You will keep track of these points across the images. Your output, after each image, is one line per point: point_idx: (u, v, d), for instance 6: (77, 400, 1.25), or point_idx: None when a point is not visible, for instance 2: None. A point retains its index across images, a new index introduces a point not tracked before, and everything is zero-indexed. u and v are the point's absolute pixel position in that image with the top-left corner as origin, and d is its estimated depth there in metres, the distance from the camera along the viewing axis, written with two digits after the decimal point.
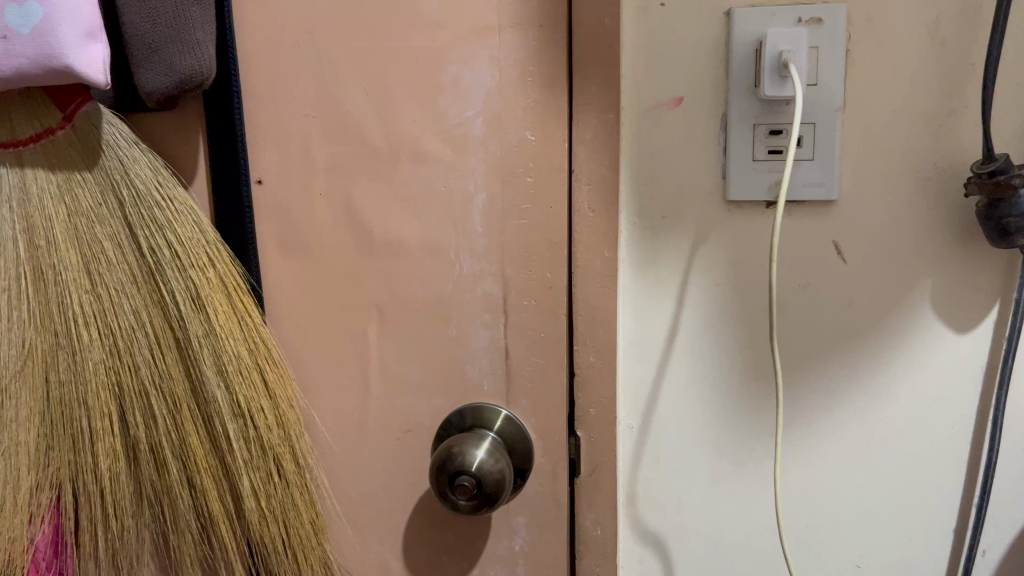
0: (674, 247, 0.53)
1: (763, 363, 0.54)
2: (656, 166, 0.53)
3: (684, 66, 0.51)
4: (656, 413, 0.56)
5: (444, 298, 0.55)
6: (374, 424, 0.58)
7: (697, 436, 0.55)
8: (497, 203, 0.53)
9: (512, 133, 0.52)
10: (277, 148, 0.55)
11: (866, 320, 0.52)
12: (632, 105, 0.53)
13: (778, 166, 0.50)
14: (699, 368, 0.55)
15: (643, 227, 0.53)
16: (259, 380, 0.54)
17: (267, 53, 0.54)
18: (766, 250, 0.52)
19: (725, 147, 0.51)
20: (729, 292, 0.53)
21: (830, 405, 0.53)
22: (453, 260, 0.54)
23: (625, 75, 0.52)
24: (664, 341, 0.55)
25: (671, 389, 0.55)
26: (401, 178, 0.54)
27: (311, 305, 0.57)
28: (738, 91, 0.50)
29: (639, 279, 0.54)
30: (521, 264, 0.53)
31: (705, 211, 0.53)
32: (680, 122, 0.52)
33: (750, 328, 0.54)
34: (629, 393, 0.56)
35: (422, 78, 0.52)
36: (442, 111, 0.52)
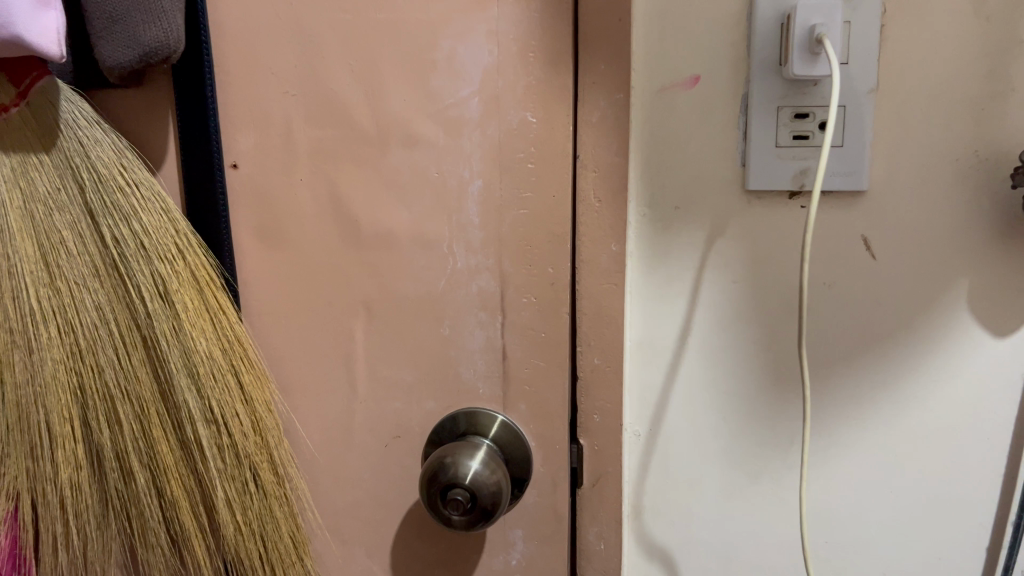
0: (687, 241, 0.49)
1: (783, 367, 0.49)
2: (668, 152, 0.48)
3: (702, 43, 0.47)
4: (665, 420, 0.51)
5: (437, 294, 0.51)
6: (361, 428, 0.53)
7: (709, 445, 0.51)
8: (495, 191, 0.49)
9: (511, 115, 0.48)
10: (255, 131, 0.50)
11: (895, 323, 0.48)
12: (643, 85, 0.48)
13: (804, 153, 0.46)
14: (712, 373, 0.50)
15: (653, 218, 0.49)
16: (234, 382, 0.49)
17: (244, 23, 0.49)
18: (789, 244, 0.48)
19: (746, 132, 0.47)
20: (748, 290, 0.49)
21: (855, 414, 0.49)
22: (447, 253, 0.50)
23: (636, 52, 0.48)
24: (675, 342, 0.50)
25: (682, 395, 0.51)
26: (392, 163, 0.49)
27: (292, 300, 0.52)
28: (760, 70, 0.45)
29: (648, 275, 0.50)
30: (521, 258, 0.49)
31: (722, 201, 0.48)
32: (696, 104, 0.47)
33: (769, 329, 0.49)
34: (636, 398, 0.52)
35: (413, 54, 0.48)
36: (435, 91, 0.48)
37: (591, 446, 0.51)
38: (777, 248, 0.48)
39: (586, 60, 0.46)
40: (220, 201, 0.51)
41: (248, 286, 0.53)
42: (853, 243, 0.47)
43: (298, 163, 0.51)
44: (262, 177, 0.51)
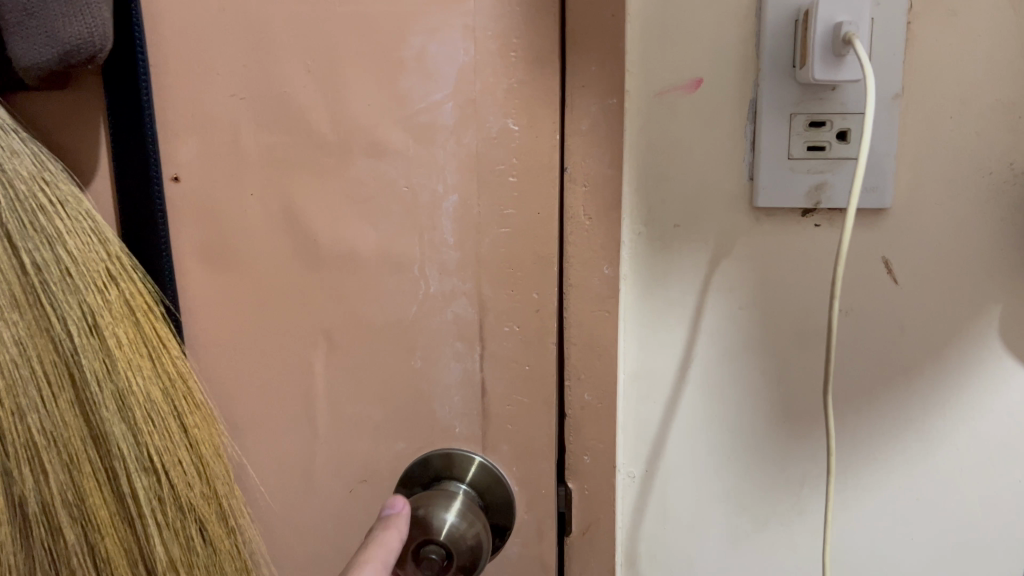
0: (687, 264, 0.44)
1: (794, 401, 0.45)
2: (666, 164, 0.43)
3: (705, 41, 0.42)
4: (662, 461, 0.47)
5: (409, 323, 0.46)
6: (322, 470, 0.48)
7: (712, 488, 0.47)
8: (471, 208, 0.44)
9: (490, 122, 0.42)
10: (200, 138, 0.45)
11: (919, 353, 0.43)
12: (639, 88, 0.43)
13: (819, 165, 0.41)
14: (716, 408, 0.45)
15: (651, 238, 0.44)
16: (175, 423, 0.45)
17: (185, 17, 0.43)
18: (801, 265, 0.43)
19: (755, 142, 0.42)
20: (756, 317, 0.44)
21: (876, 453, 0.44)
22: (419, 276, 0.45)
23: (631, 51, 0.42)
24: (675, 375, 0.45)
25: (683, 434, 0.46)
26: (355, 174, 0.44)
27: (247, 327, 0.47)
28: (772, 71, 0.40)
29: (644, 301, 0.45)
30: (502, 283, 0.44)
31: (729, 218, 0.43)
32: (700, 110, 0.42)
33: (780, 359, 0.45)
34: (631, 436, 0.47)
35: (379, 52, 0.42)
36: (404, 93, 0.43)
37: (582, 490, 0.46)
38: (788, 270, 0.43)
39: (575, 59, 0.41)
40: (158, 219, 0.45)
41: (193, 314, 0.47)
42: (874, 266, 0.42)
43: (249, 175, 0.45)
44: (209, 190, 0.46)
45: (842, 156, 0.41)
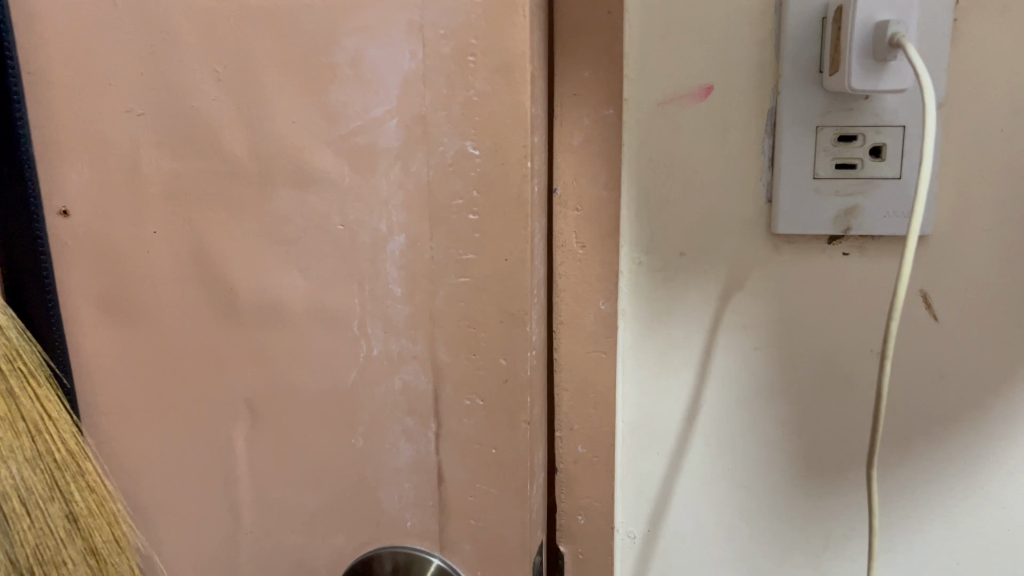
0: (693, 311, 0.43)
1: (821, 447, 0.43)
2: (672, 194, 0.42)
3: (713, 43, 0.40)
4: (668, 517, 0.46)
5: (346, 392, 0.39)
6: (249, 560, 0.44)
7: (725, 540, 0.46)
8: (423, 252, 0.36)
9: (444, 144, 0.34)
10: (92, 165, 0.41)
11: (957, 402, 0.40)
12: (644, 98, 0.41)
13: (849, 186, 0.39)
14: (728, 456, 0.44)
15: (651, 286, 0.43)
16: (56, 510, 0.44)
17: (77, 20, 0.39)
18: (823, 305, 0.41)
19: (774, 161, 0.40)
20: (773, 359, 0.43)
21: (910, 513, 0.42)
22: (359, 335, 0.38)
23: (628, 57, 0.40)
24: (682, 417, 0.44)
25: (694, 480, 0.45)
26: (278, 209, 0.38)
27: (174, 384, 0.43)
28: (794, 81, 0.38)
29: (643, 352, 0.44)
30: (460, 348, 0.36)
31: (742, 247, 0.42)
32: (705, 122, 0.40)
33: (804, 405, 0.43)
34: (632, 491, 0.46)
35: (302, 57, 0.36)
36: (337, 108, 0.36)
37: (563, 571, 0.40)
38: (809, 311, 0.42)
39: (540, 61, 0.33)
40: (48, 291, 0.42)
41: (99, 377, 0.44)
42: (910, 299, 0.40)
43: (152, 210, 0.41)
44: (106, 228, 0.42)
45: (875, 174, 0.39)
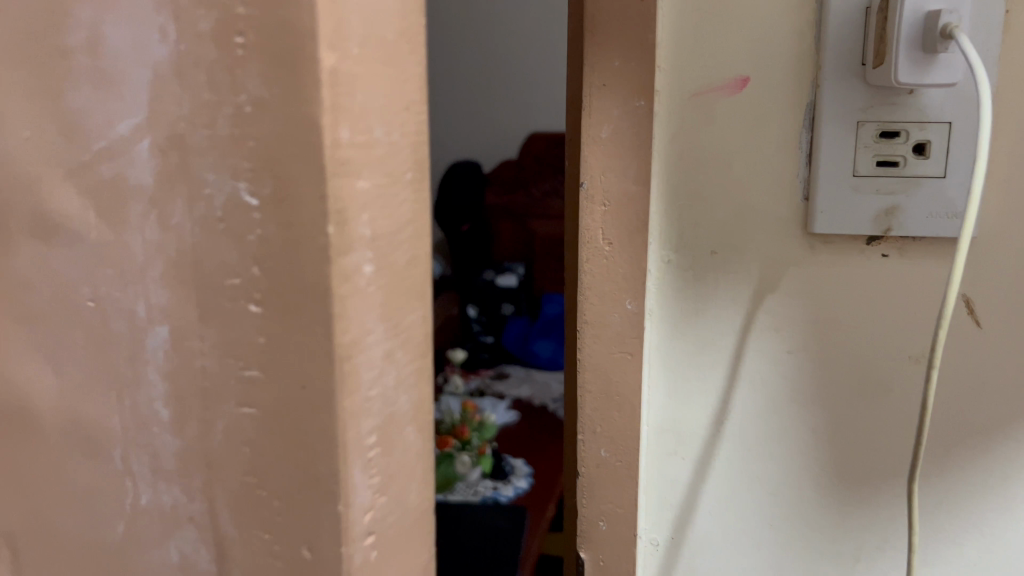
0: (719, 332, 0.61)
1: (856, 439, 0.61)
2: (705, 194, 0.59)
3: (750, 45, 0.56)
4: (693, 521, 0.65)
5: (99, 520, 0.39)
6: None
7: (769, 499, 0.63)
8: (194, 358, 0.34)
9: (195, 188, 0.31)
10: None
11: (997, 410, 0.55)
12: (680, 87, 0.58)
13: (894, 175, 0.54)
14: (776, 430, 0.62)
15: (676, 294, 0.61)
16: None
17: None
18: (851, 312, 0.58)
19: (813, 157, 0.56)
20: (801, 359, 0.60)
21: (939, 526, 0.58)
22: (123, 467, 0.37)
23: (663, 59, 0.58)
24: (725, 383, 0.62)
25: (731, 449, 0.63)
26: (21, 272, 0.37)
27: None
28: (840, 73, 0.54)
29: (668, 368, 0.63)
30: (248, 499, 0.34)
31: (776, 241, 0.59)
32: (737, 102, 0.57)
33: (840, 398, 0.60)
34: (661, 493, 0.66)
35: (42, 66, 0.33)
36: (74, 126, 0.33)
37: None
38: (841, 315, 0.59)
39: (340, 117, 0.28)
40: None
41: None
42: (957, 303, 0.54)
43: None
44: None
45: (921, 168, 0.54)
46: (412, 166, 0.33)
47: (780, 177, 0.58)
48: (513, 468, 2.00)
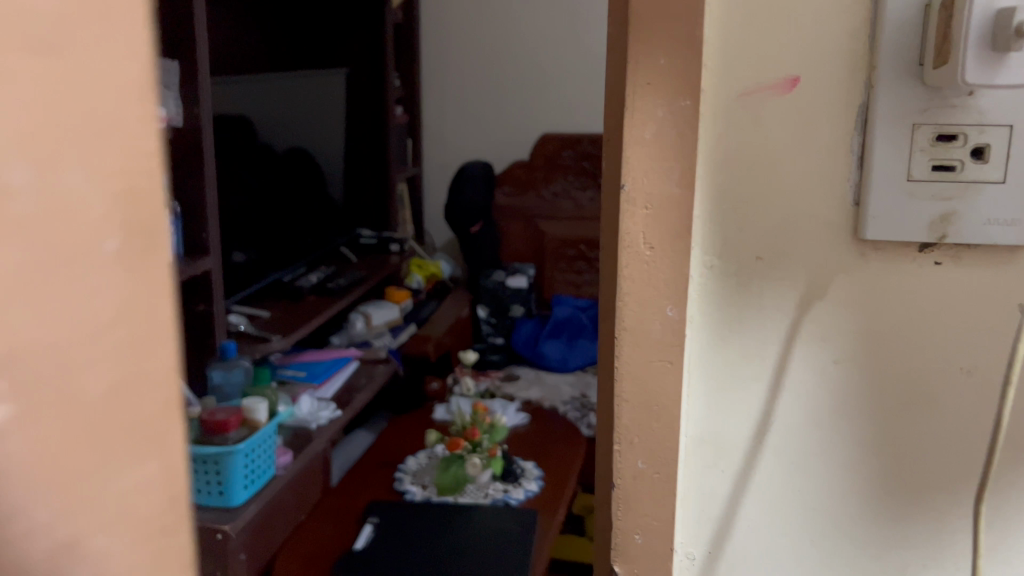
0: (761, 342, 0.61)
1: (904, 444, 0.61)
2: (749, 197, 0.59)
3: (800, 45, 0.56)
4: (734, 525, 0.64)
5: None
6: None
7: (817, 502, 0.63)
8: None
9: None
10: None
11: None
12: (727, 89, 0.57)
13: (952, 180, 0.54)
14: (824, 434, 0.61)
15: (715, 303, 0.61)
16: None
17: None
18: (895, 317, 0.59)
19: (863, 162, 0.56)
20: (844, 363, 0.60)
21: (997, 522, 0.60)
22: None
23: (709, 61, 0.57)
24: (769, 387, 0.61)
25: (772, 456, 0.63)
26: None
27: None
28: (894, 75, 0.54)
29: (708, 375, 0.62)
30: None
31: (817, 249, 0.59)
32: (786, 104, 0.57)
33: (887, 403, 0.60)
34: (699, 503, 0.64)
35: None
36: None
37: None
38: (886, 320, 0.59)
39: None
40: None
41: None
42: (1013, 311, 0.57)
43: None
44: None
45: (972, 174, 0.54)
46: (121, 233, 0.28)
47: (829, 182, 0.58)
48: (524, 472, 2.33)
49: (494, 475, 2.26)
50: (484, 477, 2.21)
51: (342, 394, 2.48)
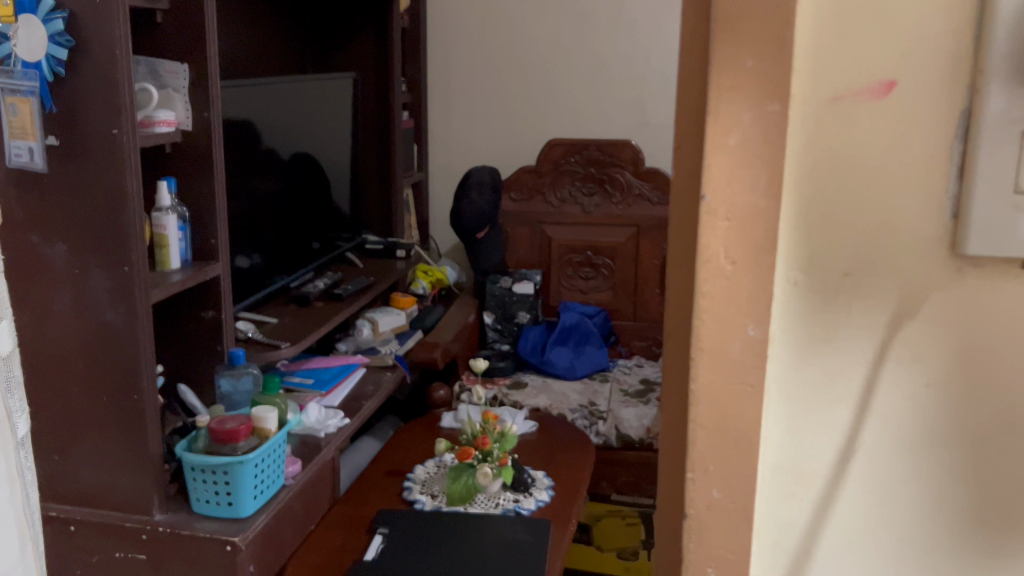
0: (851, 361, 0.63)
1: (1009, 473, 0.62)
2: (837, 209, 0.61)
3: (890, 51, 0.58)
4: (820, 543, 0.67)
5: None
6: None
7: (914, 516, 0.65)
8: None
9: None
10: None
11: None
12: (823, 96, 0.59)
13: None
14: (910, 453, 0.64)
15: (803, 316, 0.63)
16: None
17: None
18: (997, 349, 0.61)
19: (962, 177, 0.58)
20: (928, 389, 0.62)
21: None
22: None
23: (801, 67, 0.59)
24: (858, 399, 0.64)
25: (856, 472, 0.65)
26: None
27: None
28: (998, 84, 0.56)
29: (788, 394, 0.64)
30: None
31: (908, 269, 0.61)
32: (882, 108, 0.59)
33: (986, 431, 0.62)
34: (779, 530, 0.67)
35: None
36: None
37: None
38: (981, 353, 0.61)
39: None
40: None
41: None
42: None
43: None
44: None
45: None
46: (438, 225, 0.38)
47: (926, 195, 0.60)
48: (534, 482, 2.45)
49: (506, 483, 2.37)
50: (495, 486, 2.32)
51: (353, 402, 2.65)
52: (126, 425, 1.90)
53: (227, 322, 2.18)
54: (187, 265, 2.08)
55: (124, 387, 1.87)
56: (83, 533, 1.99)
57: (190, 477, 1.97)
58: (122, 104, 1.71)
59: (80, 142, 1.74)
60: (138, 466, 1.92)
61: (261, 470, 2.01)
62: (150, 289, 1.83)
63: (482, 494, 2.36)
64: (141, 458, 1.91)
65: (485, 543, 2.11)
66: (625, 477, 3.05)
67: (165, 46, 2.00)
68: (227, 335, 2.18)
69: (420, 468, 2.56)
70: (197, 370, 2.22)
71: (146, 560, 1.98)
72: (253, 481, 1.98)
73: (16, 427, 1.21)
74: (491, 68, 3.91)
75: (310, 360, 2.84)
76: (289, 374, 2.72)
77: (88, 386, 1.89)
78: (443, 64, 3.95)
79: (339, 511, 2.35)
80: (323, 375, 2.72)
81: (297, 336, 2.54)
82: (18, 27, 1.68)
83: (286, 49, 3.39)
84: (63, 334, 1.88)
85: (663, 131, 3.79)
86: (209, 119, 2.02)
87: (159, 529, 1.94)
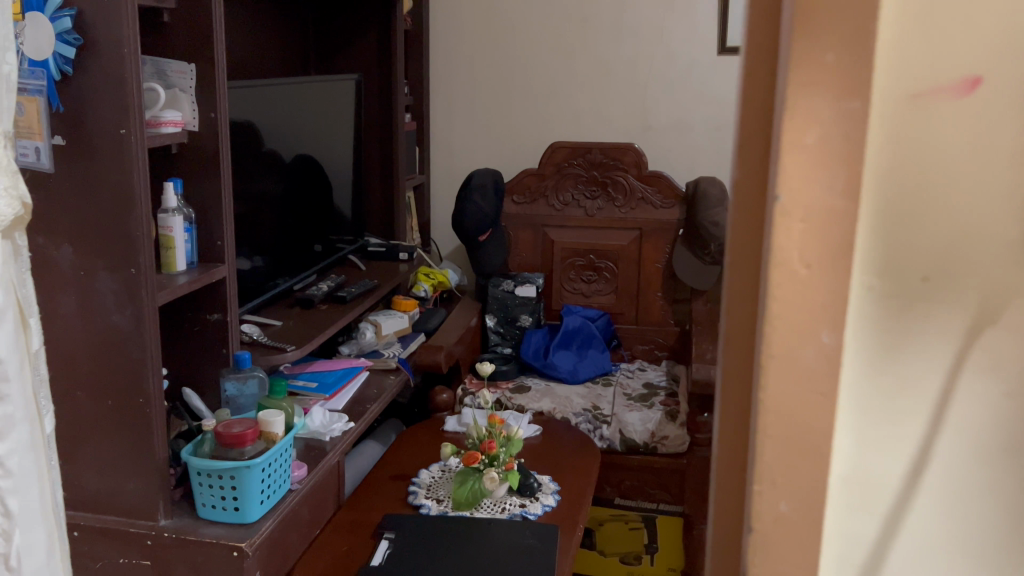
0: (925, 372, 0.59)
1: None
2: (914, 217, 0.58)
3: (968, 54, 0.55)
4: (888, 558, 0.63)
5: None
6: None
7: (981, 529, 0.62)
8: None
9: None
10: None
11: None
12: (899, 91, 0.56)
13: None
14: (985, 467, 0.61)
15: (878, 327, 0.59)
16: None
17: None
18: None
19: None
20: (1001, 396, 0.60)
21: None
22: None
23: (879, 61, 0.55)
24: (932, 412, 0.60)
25: (927, 483, 0.61)
26: None
27: None
28: None
29: (863, 406, 0.60)
30: None
31: (986, 277, 0.58)
32: (961, 109, 0.56)
33: None
34: (853, 543, 0.63)
35: None
36: None
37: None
38: None
39: None
40: None
41: None
42: None
43: None
44: None
45: None
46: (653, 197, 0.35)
47: (1005, 206, 0.57)
48: (540, 486, 2.39)
49: (512, 487, 2.33)
50: (500, 490, 2.30)
51: (359, 403, 2.61)
52: (131, 430, 1.83)
53: (233, 326, 2.12)
54: (193, 267, 2.02)
55: (130, 391, 1.80)
56: (85, 540, 1.92)
57: (195, 482, 1.91)
58: (128, 98, 1.65)
59: (88, 139, 1.67)
60: (142, 473, 1.86)
61: (268, 475, 1.95)
62: (158, 294, 1.78)
63: (487, 500, 2.32)
64: (146, 463, 1.84)
65: (495, 547, 2.05)
66: (629, 482, 2.95)
67: (172, 45, 1.94)
68: (233, 338, 2.13)
69: (425, 473, 2.49)
70: (205, 375, 2.16)
71: (151, 566, 1.91)
72: (262, 486, 1.93)
73: (43, 426, 1.13)
74: (493, 69, 3.82)
75: (312, 364, 2.77)
76: (292, 378, 2.65)
77: (94, 391, 1.82)
78: (443, 66, 3.86)
79: (345, 516, 2.28)
80: (327, 377, 2.66)
81: (302, 339, 2.48)
82: (25, 24, 1.59)
83: (288, 49, 3.31)
84: (66, 336, 1.81)
85: (665, 135, 3.72)
86: (216, 119, 1.97)
87: (165, 534, 1.87)
